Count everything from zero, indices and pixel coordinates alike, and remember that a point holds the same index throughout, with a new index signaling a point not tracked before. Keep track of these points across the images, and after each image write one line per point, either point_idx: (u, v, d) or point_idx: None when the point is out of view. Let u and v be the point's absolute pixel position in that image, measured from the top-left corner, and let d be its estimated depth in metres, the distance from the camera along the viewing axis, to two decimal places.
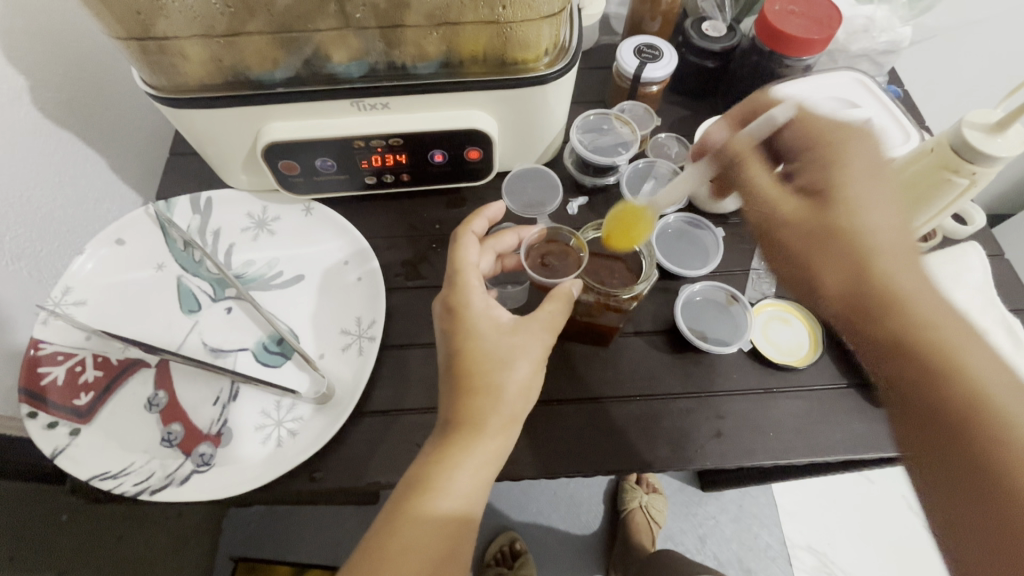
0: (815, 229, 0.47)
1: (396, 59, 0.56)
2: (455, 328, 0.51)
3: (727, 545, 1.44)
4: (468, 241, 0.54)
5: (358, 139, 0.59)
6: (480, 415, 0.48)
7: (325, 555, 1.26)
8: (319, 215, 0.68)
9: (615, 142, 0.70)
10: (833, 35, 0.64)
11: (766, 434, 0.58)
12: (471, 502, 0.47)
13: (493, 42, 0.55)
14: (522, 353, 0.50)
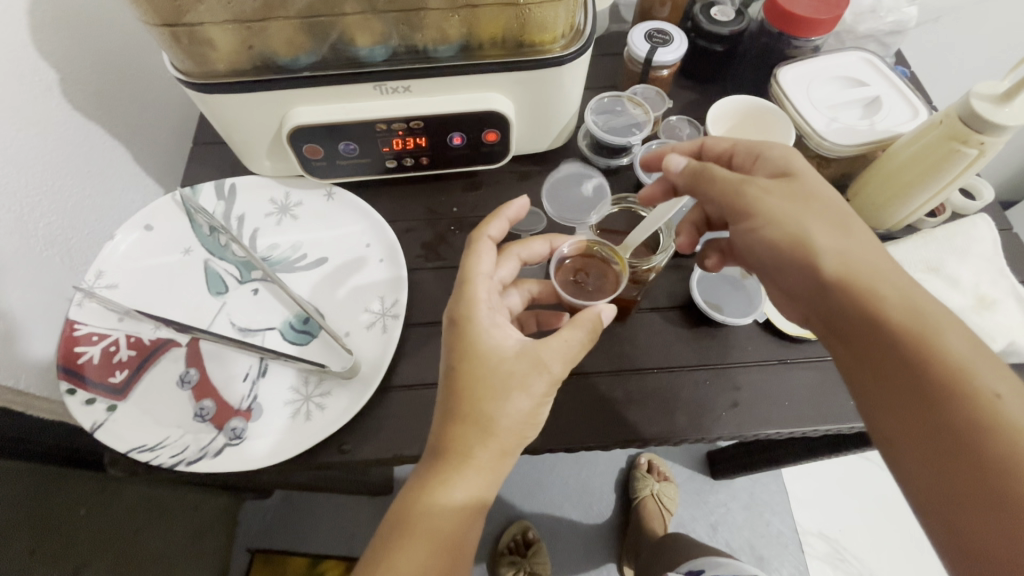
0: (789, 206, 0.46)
1: (417, 42, 0.58)
2: (457, 345, 0.50)
3: (738, 532, 1.45)
4: (484, 249, 0.54)
5: (381, 122, 0.61)
6: (467, 444, 0.47)
7: (341, 547, 1.27)
8: (340, 200, 0.70)
9: (628, 124, 0.71)
10: (839, 14, 0.66)
11: (782, 403, 0.60)
12: (465, 526, 0.47)
13: (511, 25, 0.57)
14: (520, 389, 0.49)
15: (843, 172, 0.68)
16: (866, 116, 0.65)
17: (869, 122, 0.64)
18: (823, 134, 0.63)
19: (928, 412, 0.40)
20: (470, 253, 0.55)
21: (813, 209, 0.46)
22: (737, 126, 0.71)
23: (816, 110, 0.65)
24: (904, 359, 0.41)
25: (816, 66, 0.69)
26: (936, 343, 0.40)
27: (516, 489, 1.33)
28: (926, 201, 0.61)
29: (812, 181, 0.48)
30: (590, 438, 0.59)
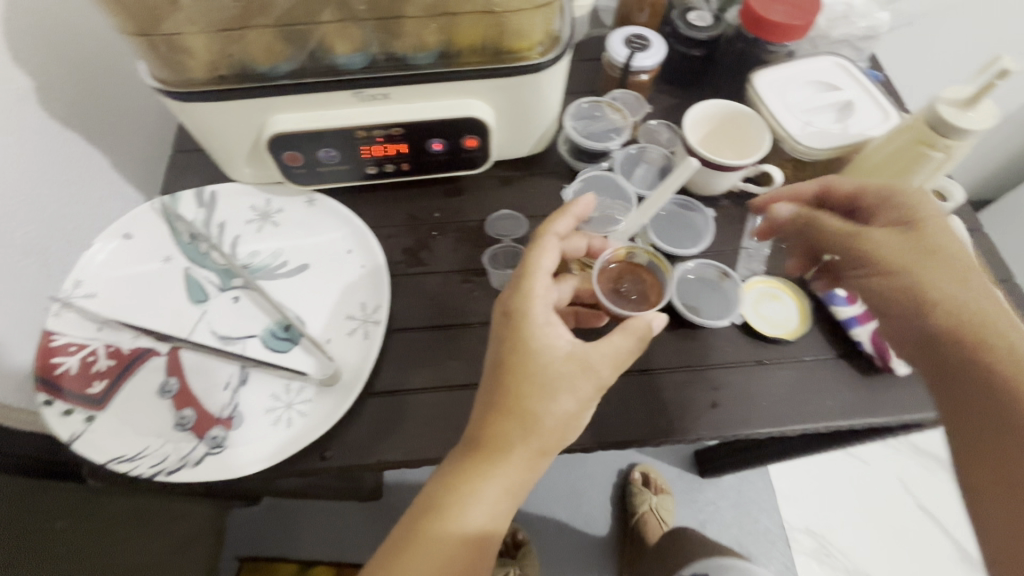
0: (906, 245, 0.51)
1: (395, 50, 0.58)
2: (510, 338, 0.50)
3: (727, 530, 1.46)
4: (548, 244, 0.53)
5: (361, 129, 0.61)
6: (508, 441, 0.47)
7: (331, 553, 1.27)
8: (322, 206, 0.70)
9: (607, 129, 0.72)
10: (811, 21, 0.67)
11: (759, 403, 0.61)
12: (500, 516, 0.48)
13: (488, 32, 0.58)
14: (568, 389, 0.48)
15: (818, 175, 0.70)
16: (839, 120, 0.67)
17: (841, 127, 0.65)
18: (798, 139, 0.65)
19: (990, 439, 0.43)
20: (535, 245, 0.54)
21: (926, 249, 0.51)
22: (714, 128, 0.71)
23: (791, 115, 0.66)
24: (976, 388, 0.45)
25: (790, 69, 0.69)
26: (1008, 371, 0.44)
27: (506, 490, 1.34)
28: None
29: (942, 227, 0.52)
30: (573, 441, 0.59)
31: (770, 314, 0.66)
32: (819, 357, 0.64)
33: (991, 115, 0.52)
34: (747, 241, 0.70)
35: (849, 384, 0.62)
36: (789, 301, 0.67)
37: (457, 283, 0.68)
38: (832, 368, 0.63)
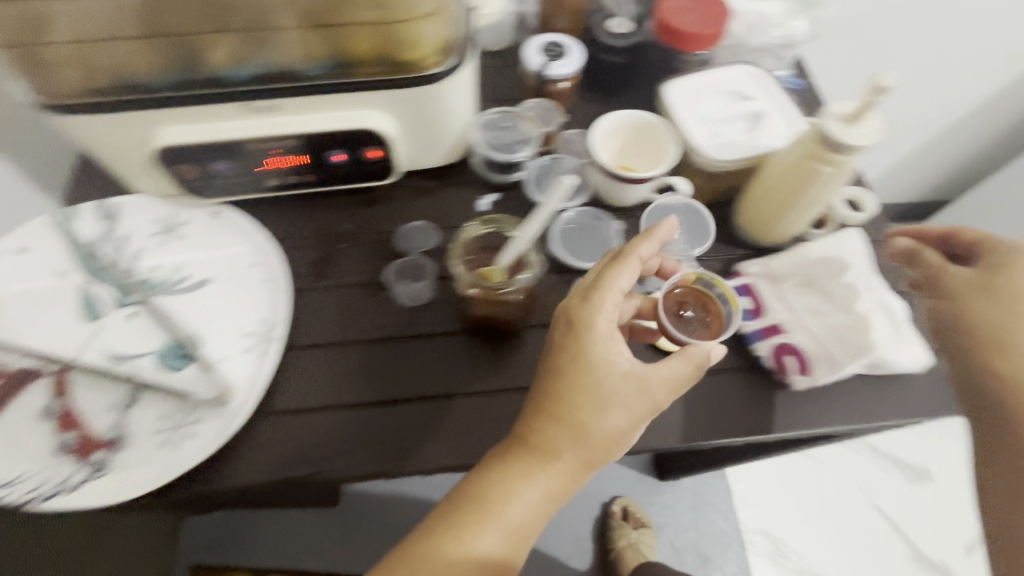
0: (975, 291, 0.54)
1: (280, 62, 0.57)
2: (569, 348, 0.50)
3: (683, 533, 1.46)
4: (628, 266, 0.52)
5: (254, 140, 0.59)
6: (554, 445, 0.49)
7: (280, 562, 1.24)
8: (227, 219, 0.69)
9: (516, 140, 0.71)
10: (722, 29, 0.67)
11: (656, 419, 0.61)
12: (533, 519, 0.49)
13: (376, 42, 0.57)
14: (621, 404, 0.49)
15: (729, 185, 0.69)
16: (748, 131, 0.66)
17: (749, 138, 0.65)
18: (703, 150, 0.64)
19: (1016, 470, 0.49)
20: (613, 264, 0.53)
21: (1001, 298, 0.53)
22: (627, 138, 0.70)
23: (700, 125, 0.65)
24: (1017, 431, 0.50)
25: (704, 79, 0.69)
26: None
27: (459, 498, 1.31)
28: (803, 218, 0.63)
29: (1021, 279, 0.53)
30: (476, 457, 0.59)
31: None
32: (722, 371, 0.63)
33: (877, 128, 0.54)
34: (659, 252, 0.68)
35: (749, 399, 0.62)
36: None
37: (363, 298, 0.67)
38: (734, 382, 0.62)
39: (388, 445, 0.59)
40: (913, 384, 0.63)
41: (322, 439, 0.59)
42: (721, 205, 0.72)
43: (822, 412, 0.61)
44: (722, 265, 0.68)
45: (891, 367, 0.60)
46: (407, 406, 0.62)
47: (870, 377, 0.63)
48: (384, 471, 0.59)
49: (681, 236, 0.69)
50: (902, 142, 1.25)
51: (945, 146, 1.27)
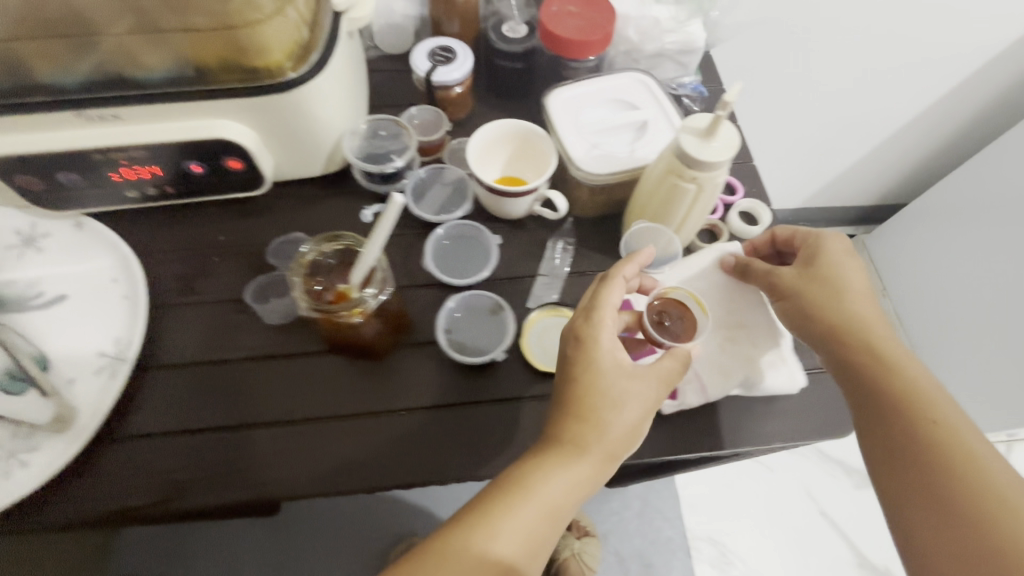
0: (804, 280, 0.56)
1: (109, 70, 0.54)
2: (577, 355, 0.53)
3: (630, 540, 1.31)
4: (617, 282, 0.55)
5: (95, 151, 0.56)
6: (580, 441, 0.50)
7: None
8: (90, 230, 0.65)
9: (391, 149, 0.69)
10: (607, 34, 0.65)
11: (523, 445, 0.59)
12: (556, 519, 0.49)
13: (212, 48, 0.54)
14: (634, 400, 0.51)
15: (615, 198, 0.68)
16: (632, 141, 0.64)
17: (629, 149, 0.63)
18: (578, 161, 0.62)
19: (915, 468, 0.47)
20: (601, 286, 0.56)
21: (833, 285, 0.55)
22: (508, 149, 0.68)
23: (581, 136, 0.63)
24: (903, 421, 0.48)
25: (589, 85, 0.66)
26: (926, 405, 0.48)
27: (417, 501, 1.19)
28: (689, 229, 0.64)
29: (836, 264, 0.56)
30: (337, 483, 0.57)
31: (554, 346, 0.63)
32: None
33: (732, 141, 0.53)
34: (544, 267, 0.67)
35: None
36: None
37: (232, 313, 0.64)
38: None
39: (331, 461, 0.58)
40: (792, 406, 0.61)
41: (169, 466, 0.56)
42: (611, 218, 0.71)
43: (699, 436, 0.59)
44: None
45: (763, 390, 0.59)
46: (364, 419, 0.60)
47: (746, 399, 0.61)
48: (235, 499, 0.56)
49: (566, 250, 0.68)
50: (854, 144, 1.19)
51: (896, 150, 1.23)
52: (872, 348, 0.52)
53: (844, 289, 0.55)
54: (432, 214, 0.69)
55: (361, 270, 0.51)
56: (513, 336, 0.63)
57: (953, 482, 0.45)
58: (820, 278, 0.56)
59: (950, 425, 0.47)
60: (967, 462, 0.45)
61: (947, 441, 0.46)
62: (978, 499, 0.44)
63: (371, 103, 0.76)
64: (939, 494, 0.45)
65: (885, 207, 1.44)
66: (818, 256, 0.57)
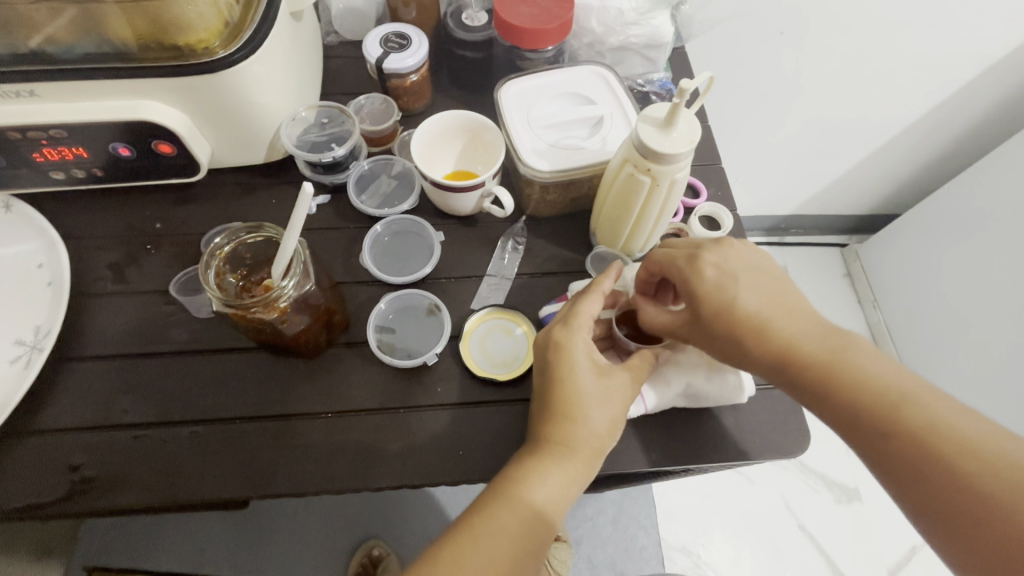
0: (701, 332, 0.50)
1: (25, 44, 0.52)
2: (555, 359, 0.51)
3: (603, 548, 1.14)
4: (596, 295, 0.54)
5: (12, 129, 0.54)
6: (567, 439, 0.49)
7: (183, 570, 1.05)
8: (17, 213, 0.62)
9: (333, 138, 0.66)
10: (564, 22, 0.62)
11: (455, 453, 0.55)
12: (553, 516, 0.49)
13: (130, 22, 0.51)
14: (616, 396, 0.51)
15: (568, 198, 0.64)
16: (585, 136, 0.61)
17: (580, 145, 0.60)
18: (524, 156, 0.59)
19: (869, 449, 0.43)
20: (584, 296, 0.54)
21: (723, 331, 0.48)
22: (457, 142, 0.67)
23: (530, 129, 0.61)
24: (856, 413, 0.43)
25: (544, 80, 0.64)
26: (856, 399, 0.43)
27: (398, 504, 1.12)
28: (654, 228, 0.60)
29: (722, 298, 0.48)
30: (260, 487, 0.53)
31: (497, 350, 0.60)
32: None
33: (694, 130, 0.49)
34: (491, 267, 0.64)
35: None
36: (521, 336, 0.61)
37: (160, 305, 0.61)
38: None
39: (302, 459, 0.54)
40: (736, 423, 0.58)
41: (80, 463, 0.53)
42: (566, 218, 0.68)
43: (635, 452, 0.56)
44: (555, 283, 0.64)
45: (706, 398, 0.56)
46: (340, 419, 0.56)
47: (695, 411, 0.58)
48: (142, 502, 0.52)
49: (516, 251, 0.65)
50: (846, 148, 1.15)
51: (893, 156, 1.17)
52: (783, 360, 0.46)
53: (743, 327, 0.47)
54: (374, 206, 0.67)
55: (283, 262, 0.49)
56: (449, 337, 0.60)
57: (904, 452, 0.41)
58: (706, 324, 0.49)
59: (883, 392, 0.43)
60: (895, 431, 0.42)
61: (885, 415, 0.42)
62: (927, 463, 0.40)
63: (324, 90, 0.73)
64: (897, 467, 0.42)
65: (880, 217, 1.39)
66: (698, 299, 0.49)
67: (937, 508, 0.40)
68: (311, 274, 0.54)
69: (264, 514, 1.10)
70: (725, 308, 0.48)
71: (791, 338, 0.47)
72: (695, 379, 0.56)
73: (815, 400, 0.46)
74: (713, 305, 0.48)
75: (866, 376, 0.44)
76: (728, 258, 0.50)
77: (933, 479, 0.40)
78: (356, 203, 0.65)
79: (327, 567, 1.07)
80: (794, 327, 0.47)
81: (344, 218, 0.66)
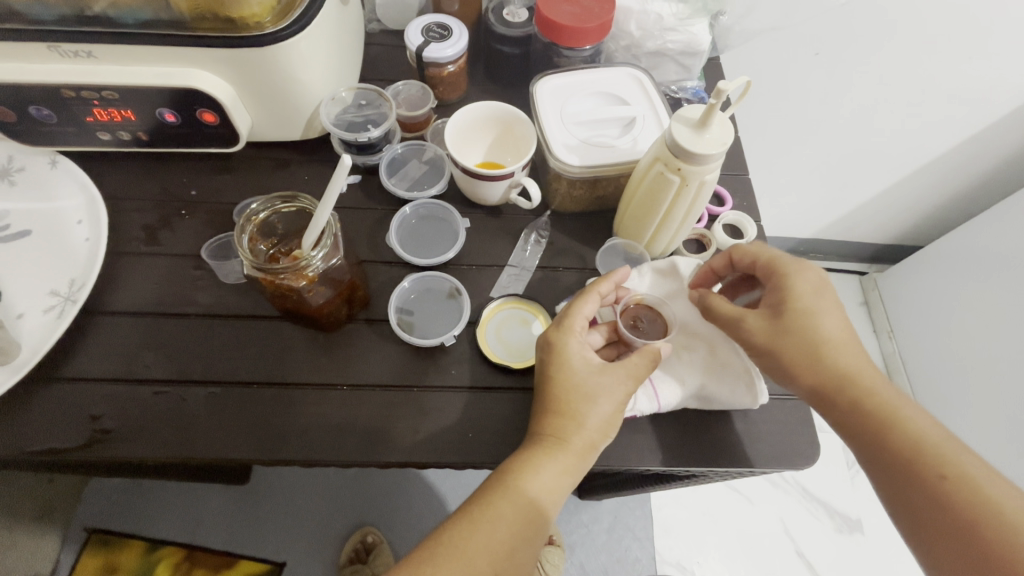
0: (768, 336, 0.50)
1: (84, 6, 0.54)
2: (550, 358, 0.52)
3: (596, 556, 1.14)
4: (591, 296, 0.54)
5: (66, 88, 0.56)
6: (560, 435, 0.50)
7: (181, 539, 1.06)
8: (62, 169, 0.64)
9: (370, 120, 0.68)
10: (604, 22, 0.63)
11: (463, 435, 0.55)
12: (548, 509, 0.49)
13: None
14: (607, 393, 0.51)
15: (593, 195, 0.65)
16: (615, 136, 0.62)
17: (610, 143, 0.61)
18: (555, 151, 0.60)
19: (917, 490, 0.44)
20: (578, 297, 0.55)
21: (795, 339, 0.49)
22: (489, 133, 0.68)
23: (562, 125, 0.62)
24: (892, 442, 0.45)
25: (580, 78, 0.65)
26: (903, 428, 0.46)
27: (396, 494, 1.13)
28: (677, 230, 0.60)
29: (806, 310, 0.49)
30: (269, 452, 0.54)
31: (512, 338, 0.61)
32: None
33: (728, 133, 0.50)
34: (513, 258, 0.65)
35: None
36: (536, 327, 0.62)
37: (189, 269, 0.63)
38: None
39: (311, 428, 0.55)
40: (746, 431, 0.58)
41: (99, 415, 0.55)
42: (590, 216, 0.68)
43: (642, 452, 0.57)
44: (574, 278, 0.64)
45: (718, 401, 0.56)
46: (353, 393, 0.57)
47: (706, 416, 0.58)
48: (156, 455, 0.53)
49: (538, 243, 0.66)
50: (874, 176, 1.14)
51: (922, 187, 1.16)
52: (847, 382, 0.47)
53: (818, 339, 0.48)
54: (404, 189, 0.68)
55: (312, 237, 0.50)
56: (466, 322, 0.61)
57: (940, 491, 0.43)
58: (791, 325, 0.49)
59: (935, 437, 0.45)
60: (950, 471, 0.43)
61: (931, 454, 0.44)
62: (975, 510, 0.42)
63: (362, 74, 0.75)
64: (934, 506, 0.43)
65: (902, 247, 1.37)
66: (789, 302, 0.50)
67: (965, 553, 0.41)
68: (339, 249, 0.55)
69: (264, 489, 1.11)
70: (802, 316, 0.49)
71: (851, 365, 0.48)
72: (708, 384, 0.56)
73: (861, 422, 0.47)
74: (793, 314, 0.49)
75: (913, 417, 0.46)
76: (825, 279, 0.51)
77: (971, 524, 0.41)
78: (387, 184, 0.67)
79: (321, 550, 1.08)
80: (861, 355, 0.49)
81: (373, 198, 0.68)
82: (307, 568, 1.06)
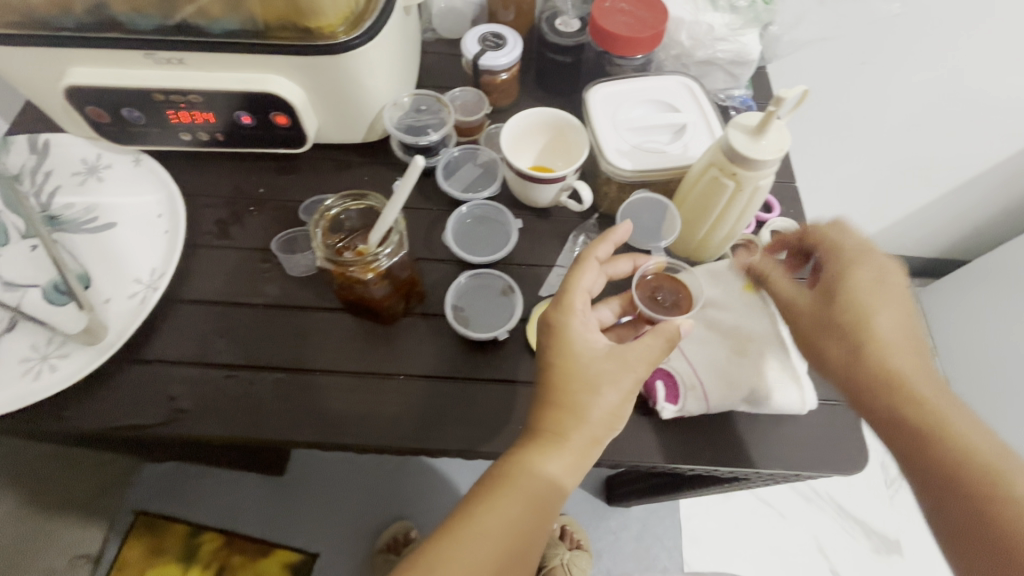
0: (817, 316, 0.52)
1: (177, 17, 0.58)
2: (551, 345, 0.53)
3: (624, 564, 1.14)
4: (587, 270, 0.54)
5: (157, 92, 0.61)
6: (561, 431, 0.50)
7: (221, 525, 1.10)
8: (146, 166, 0.69)
9: (428, 125, 0.72)
10: (657, 32, 0.65)
11: (514, 427, 0.57)
12: (545, 509, 0.50)
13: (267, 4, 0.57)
14: (610, 382, 0.51)
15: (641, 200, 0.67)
16: (665, 142, 0.64)
17: (661, 149, 0.62)
18: (608, 156, 0.62)
19: (943, 481, 0.44)
20: (577, 268, 0.55)
21: (845, 324, 0.50)
22: (541, 137, 0.71)
23: (614, 130, 0.64)
24: (925, 435, 0.45)
25: (631, 85, 0.67)
26: (937, 422, 0.45)
27: (428, 491, 1.16)
28: (726, 235, 0.62)
29: (862, 296, 0.50)
30: (333, 437, 0.57)
31: None
32: None
33: (784, 137, 0.51)
34: (562, 259, 0.67)
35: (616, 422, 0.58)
36: None
37: (257, 261, 0.67)
38: None
39: (370, 414, 0.58)
40: (793, 433, 0.59)
41: (176, 397, 0.58)
42: None
43: (688, 452, 0.57)
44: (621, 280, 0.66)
45: (769, 407, 0.57)
46: (411, 383, 0.60)
47: (754, 419, 0.59)
48: (227, 434, 0.57)
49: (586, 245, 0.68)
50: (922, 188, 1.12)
51: (972, 200, 1.13)
52: (891, 373, 0.47)
53: (866, 328, 0.49)
54: (458, 190, 0.71)
55: (377, 235, 0.53)
56: (516, 318, 0.63)
57: (967, 484, 0.43)
58: (839, 313, 0.50)
59: (969, 434, 0.45)
60: (982, 466, 0.43)
61: (964, 453, 0.44)
62: (1002, 509, 0.41)
63: (419, 81, 0.79)
64: (959, 500, 0.43)
65: (948, 262, 1.34)
66: (845, 292, 0.51)
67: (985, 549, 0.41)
68: (400, 245, 0.59)
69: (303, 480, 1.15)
70: (860, 306, 0.50)
71: (895, 357, 0.48)
72: (762, 379, 0.57)
73: (894, 410, 0.47)
74: (848, 302, 0.50)
75: (954, 413, 0.46)
76: (887, 275, 0.51)
77: (988, 521, 0.41)
78: (442, 184, 0.70)
79: (355, 543, 1.11)
80: (907, 353, 0.48)
81: (428, 199, 0.71)
82: (341, 560, 1.09)
